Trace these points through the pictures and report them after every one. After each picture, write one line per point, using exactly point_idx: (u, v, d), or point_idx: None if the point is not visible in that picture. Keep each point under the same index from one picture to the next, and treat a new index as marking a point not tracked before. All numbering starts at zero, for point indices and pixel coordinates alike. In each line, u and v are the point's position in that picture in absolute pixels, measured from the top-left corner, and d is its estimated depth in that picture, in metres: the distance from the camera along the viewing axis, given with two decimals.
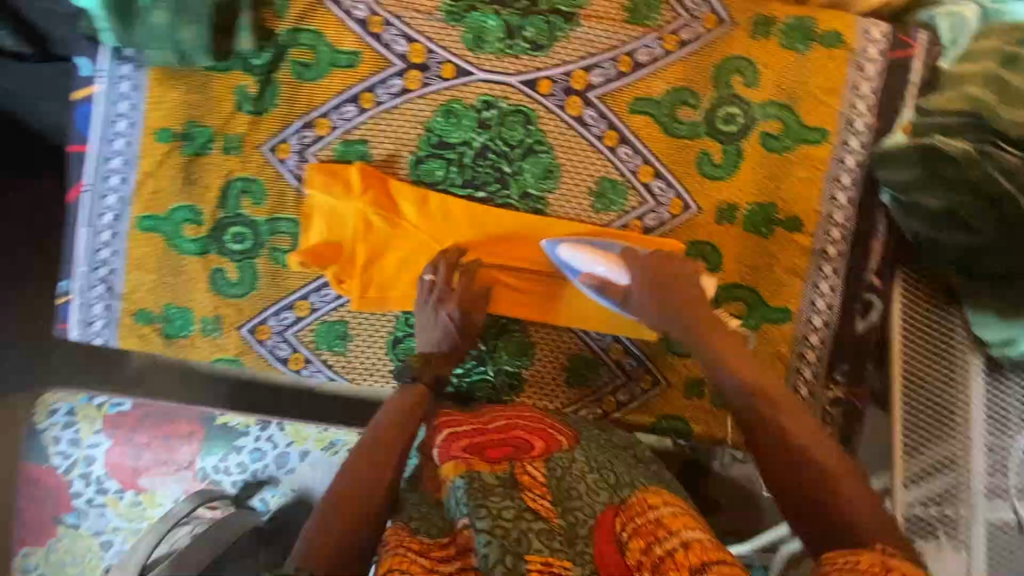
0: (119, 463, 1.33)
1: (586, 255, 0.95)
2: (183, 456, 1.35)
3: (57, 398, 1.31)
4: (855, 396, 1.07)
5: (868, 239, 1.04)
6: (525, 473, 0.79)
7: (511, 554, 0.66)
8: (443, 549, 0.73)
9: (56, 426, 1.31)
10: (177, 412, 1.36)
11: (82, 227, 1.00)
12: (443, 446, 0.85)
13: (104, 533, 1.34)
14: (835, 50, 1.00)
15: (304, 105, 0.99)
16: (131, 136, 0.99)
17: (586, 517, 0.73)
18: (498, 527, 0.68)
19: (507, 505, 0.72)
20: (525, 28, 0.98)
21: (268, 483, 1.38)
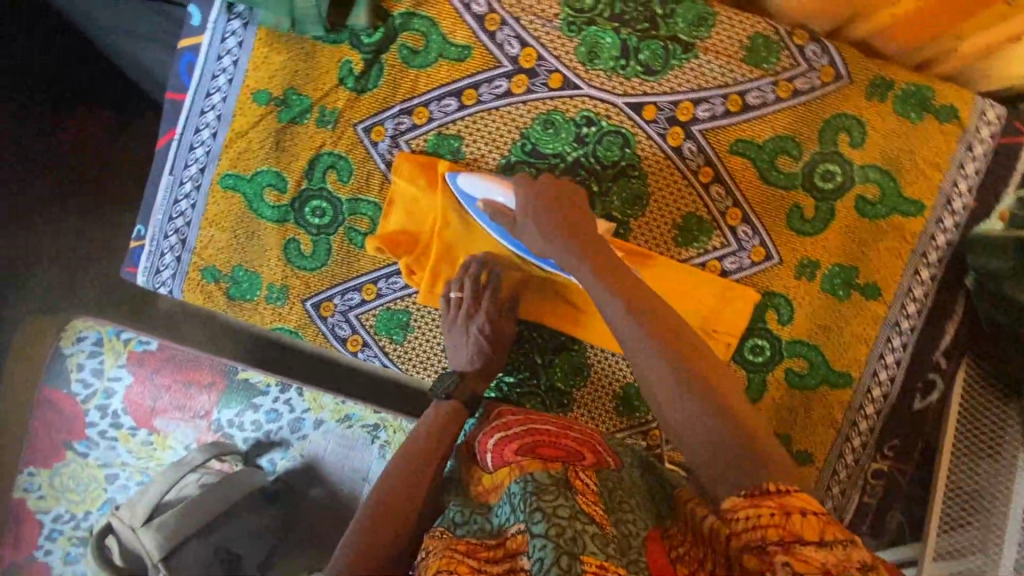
0: (138, 401, 1.36)
1: (483, 181, 0.94)
2: (200, 405, 1.37)
3: (87, 325, 1.38)
4: (899, 471, 1.07)
5: (943, 320, 1.03)
6: (577, 480, 0.75)
7: (567, 555, 0.61)
8: (493, 551, 0.70)
9: (83, 353, 1.37)
10: (200, 359, 1.39)
11: (166, 174, 1.01)
12: (496, 454, 0.84)
13: (111, 466, 1.34)
14: (946, 125, 0.98)
15: (405, 91, 0.98)
16: (229, 92, 0.98)
17: (638, 530, 0.69)
18: (553, 526, 0.64)
19: (561, 502, 0.68)
20: (641, 51, 0.96)
21: (280, 444, 1.37)
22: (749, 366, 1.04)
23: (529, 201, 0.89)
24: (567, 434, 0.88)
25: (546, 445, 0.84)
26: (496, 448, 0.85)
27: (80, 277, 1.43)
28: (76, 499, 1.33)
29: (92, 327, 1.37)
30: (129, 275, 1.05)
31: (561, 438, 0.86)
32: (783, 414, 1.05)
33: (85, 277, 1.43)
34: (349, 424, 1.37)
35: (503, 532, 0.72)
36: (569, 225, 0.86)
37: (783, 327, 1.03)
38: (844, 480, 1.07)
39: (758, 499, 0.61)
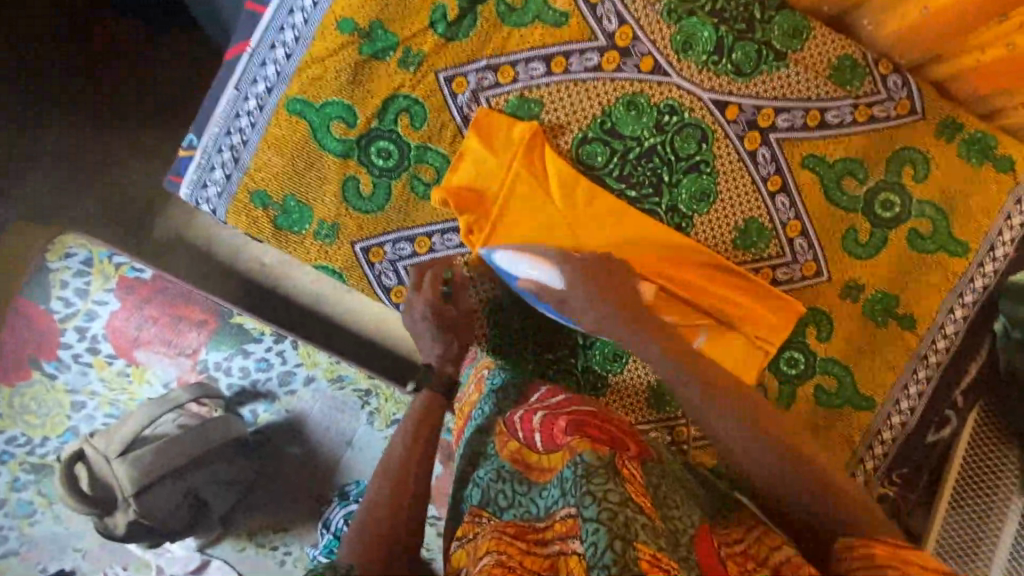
0: (121, 329, 1.25)
1: (520, 258, 0.95)
2: (189, 342, 1.27)
3: (77, 242, 1.23)
4: (902, 499, 1.11)
5: (967, 360, 1.07)
6: (626, 468, 0.65)
7: (619, 541, 0.53)
8: (541, 533, 0.64)
9: (67, 271, 1.23)
10: (193, 294, 1.26)
11: (231, 87, 0.95)
12: (546, 435, 0.74)
13: (80, 394, 1.25)
14: (1002, 175, 1.02)
15: (495, 47, 0.96)
16: (313, 14, 0.94)
17: (686, 527, 0.63)
18: (605, 511, 0.56)
19: (612, 487, 0.58)
20: (734, 51, 0.97)
21: (265, 397, 1.29)
22: (783, 377, 1.06)
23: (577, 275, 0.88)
24: (613, 419, 0.78)
25: (591, 428, 0.73)
26: (544, 429, 0.75)
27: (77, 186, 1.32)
28: (34, 422, 1.23)
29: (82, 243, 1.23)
30: (172, 185, 0.99)
31: (608, 423, 0.76)
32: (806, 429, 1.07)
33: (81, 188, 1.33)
34: (340, 385, 1.29)
35: (550, 514, 0.64)
36: (611, 288, 0.87)
37: (820, 343, 1.05)
38: None
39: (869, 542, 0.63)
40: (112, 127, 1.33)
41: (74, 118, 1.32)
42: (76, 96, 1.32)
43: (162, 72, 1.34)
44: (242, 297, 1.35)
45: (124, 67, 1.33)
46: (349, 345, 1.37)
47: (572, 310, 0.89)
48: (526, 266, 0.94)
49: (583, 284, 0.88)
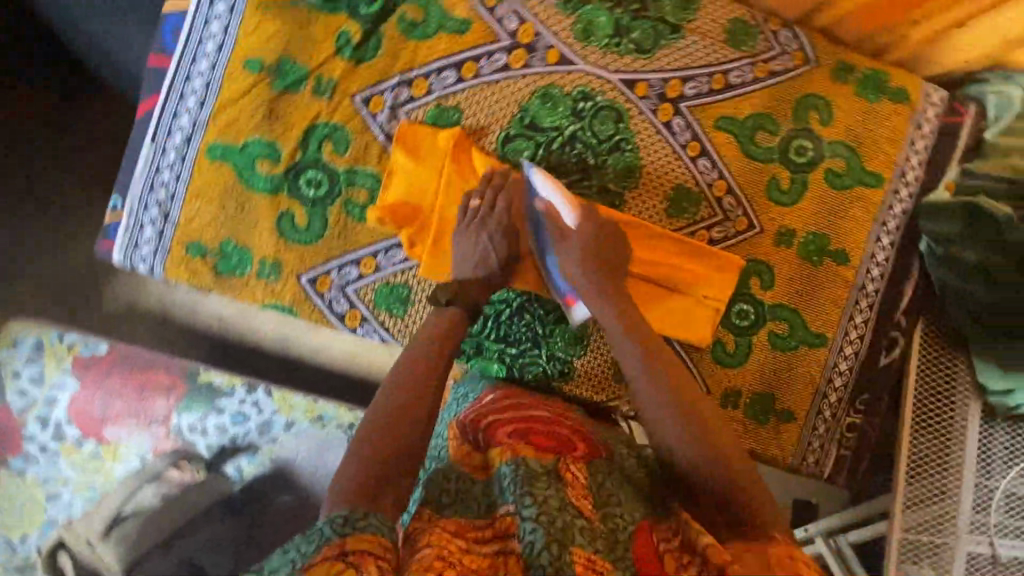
0: (83, 411, 1.21)
1: (552, 189, 0.95)
2: (158, 410, 1.23)
3: (25, 329, 1.22)
4: (870, 425, 1.15)
5: (902, 282, 1.14)
6: (568, 469, 0.74)
7: (557, 543, 0.63)
8: (483, 530, 0.69)
9: (20, 358, 1.21)
10: (155, 361, 1.24)
11: (148, 144, 0.95)
12: (489, 434, 0.82)
13: (52, 484, 1.22)
14: (899, 106, 1.09)
15: (405, 62, 0.98)
16: (217, 58, 0.94)
17: (626, 524, 0.69)
18: (545, 514, 0.65)
19: (551, 492, 0.69)
20: (632, 31, 1.01)
21: (247, 449, 1.24)
22: (736, 330, 1.11)
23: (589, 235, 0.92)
24: (561, 423, 0.86)
25: (535, 433, 0.81)
26: (488, 432, 0.83)
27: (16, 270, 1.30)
28: (12, 521, 1.21)
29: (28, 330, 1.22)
30: (104, 252, 0.98)
31: (557, 427, 0.84)
32: (768, 374, 1.12)
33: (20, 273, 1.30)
34: (322, 425, 1.25)
35: (492, 512, 0.71)
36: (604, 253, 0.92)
37: (765, 292, 1.11)
38: (823, 435, 1.15)
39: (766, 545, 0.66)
40: (36, 204, 1.29)
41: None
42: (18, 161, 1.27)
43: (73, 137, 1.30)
44: (207, 354, 1.34)
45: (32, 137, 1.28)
46: (324, 380, 1.36)
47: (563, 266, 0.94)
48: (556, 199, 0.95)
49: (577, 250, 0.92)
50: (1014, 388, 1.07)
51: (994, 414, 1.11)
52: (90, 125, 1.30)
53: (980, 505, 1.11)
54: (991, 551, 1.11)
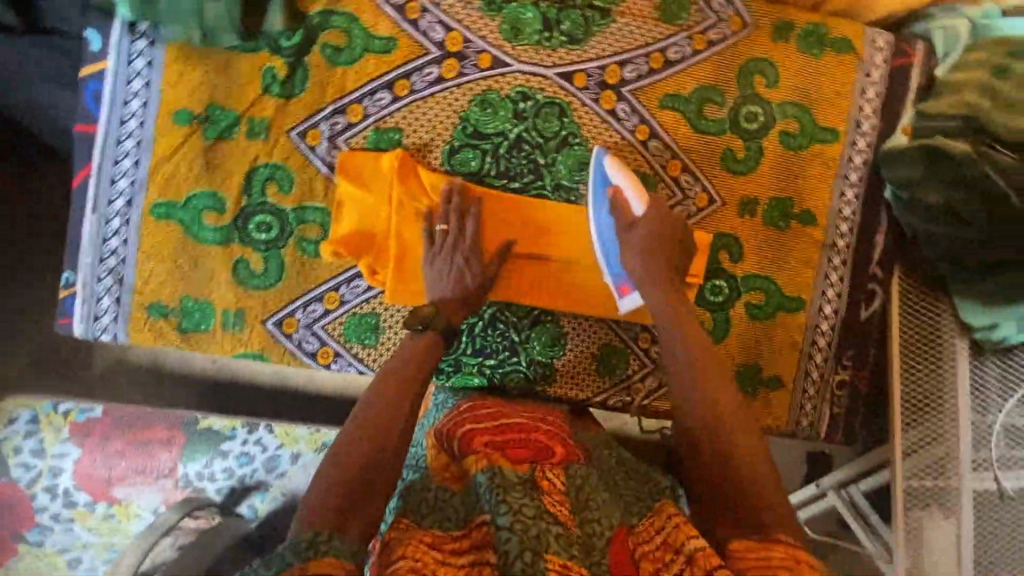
0: (90, 475, 1.21)
1: (625, 177, 0.98)
2: (162, 463, 1.23)
3: (17, 404, 1.21)
4: (859, 378, 1.15)
5: (872, 232, 1.12)
6: (545, 477, 0.74)
7: (530, 552, 0.62)
8: (457, 543, 0.69)
9: (17, 435, 1.20)
10: (153, 416, 1.25)
11: (90, 213, 0.93)
12: (465, 443, 0.82)
13: (71, 550, 1.23)
14: (845, 56, 1.07)
15: (336, 90, 0.96)
16: (145, 116, 0.93)
17: (603, 529, 0.70)
18: (517, 522, 0.64)
19: (527, 501, 0.67)
20: (561, 22, 0.99)
21: (257, 488, 1.26)
22: (712, 306, 1.09)
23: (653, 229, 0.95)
24: (539, 428, 0.86)
25: (514, 443, 0.80)
26: (463, 440, 0.83)
27: None
28: None
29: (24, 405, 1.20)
30: (65, 328, 0.97)
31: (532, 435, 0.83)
32: (750, 345, 1.11)
33: None
34: (327, 451, 1.27)
35: (468, 522, 0.71)
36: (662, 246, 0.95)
37: (735, 264, 1.09)
38: (814, 397, 1.14)
39: (769, 544, 0.67)
40: None
41: None
42: None
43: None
44: (201, 398, 1.32)
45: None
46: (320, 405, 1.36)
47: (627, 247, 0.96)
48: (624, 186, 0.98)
49: (644, 236, 0.95)
50: (997, 323, 1.06)
51: (983, 350, 1.10)
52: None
53: (980, 440, 1.08)
54: (999, 487, 1.07)
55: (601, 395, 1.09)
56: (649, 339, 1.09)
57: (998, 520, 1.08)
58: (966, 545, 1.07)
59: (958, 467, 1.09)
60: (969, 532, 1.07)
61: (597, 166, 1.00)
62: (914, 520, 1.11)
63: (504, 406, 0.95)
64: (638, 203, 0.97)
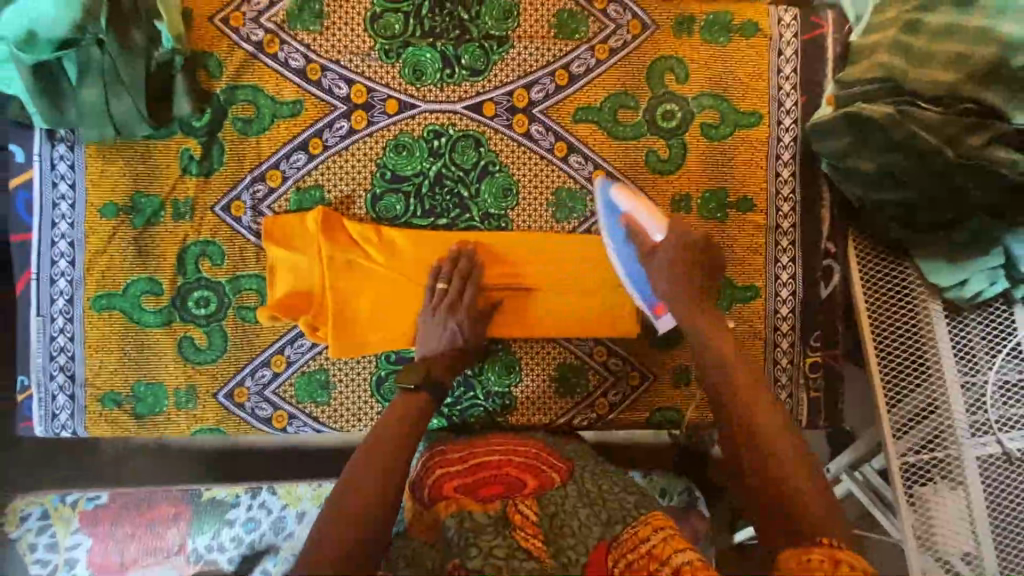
0: (105, 562, 1.21)
1: (634, 201, 0.98)
2: (172, 540, 1.23)
3: (27, 502, 1.22)
4: (833, 359, 1.10)
5: (816, 207, 1.10)
6: (517, 511, 0.76)
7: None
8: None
9: (32, 531, 1.21)
10: (157, 494, 1.26)
11: (34, 316, 0.96)
12: (435, 493, 0.82)
13: None
14: (754, 39, 1.06)
15: (253, 160, 0.98)
16: (75, 217, 0.97)
17: (578, 556, 0.70)
18: (490, 565, 0.69)
19: (497, 542, 0.71)
20: (461, 57, 1.01)
21: (268, 552, 1.23)
22: None
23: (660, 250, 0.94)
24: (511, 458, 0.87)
25: (485, 481, 0.83)
26: (433, 489, 0.83)
27: None
28: None
29: (32, 500, 1.22)
30: (26, 430, 0.98)
31: (504, 471, 0.85)
32: None
33: None
34: None
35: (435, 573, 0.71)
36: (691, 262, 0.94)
37: None
38: (788, 384, 1.09)
39: (809, 547, 0.63)
40: None
41: None
42: None
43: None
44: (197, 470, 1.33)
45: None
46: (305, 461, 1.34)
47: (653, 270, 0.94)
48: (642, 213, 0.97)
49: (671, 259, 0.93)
50: (967, 279, 1.02)
51: (958, 308, 1.05)
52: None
53: (973, 404, 1.02)
54: (1003, 450, 1.00)
55: (560, 419, 1.06)
56: (605, 352, 1.06)
57: (1009, 483, 1.00)
58: (978, 516, 0.99)
59: (956, 437, 1.02)
60: (980, 503, 1.00)
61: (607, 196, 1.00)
62: (921, 500, 1.02)
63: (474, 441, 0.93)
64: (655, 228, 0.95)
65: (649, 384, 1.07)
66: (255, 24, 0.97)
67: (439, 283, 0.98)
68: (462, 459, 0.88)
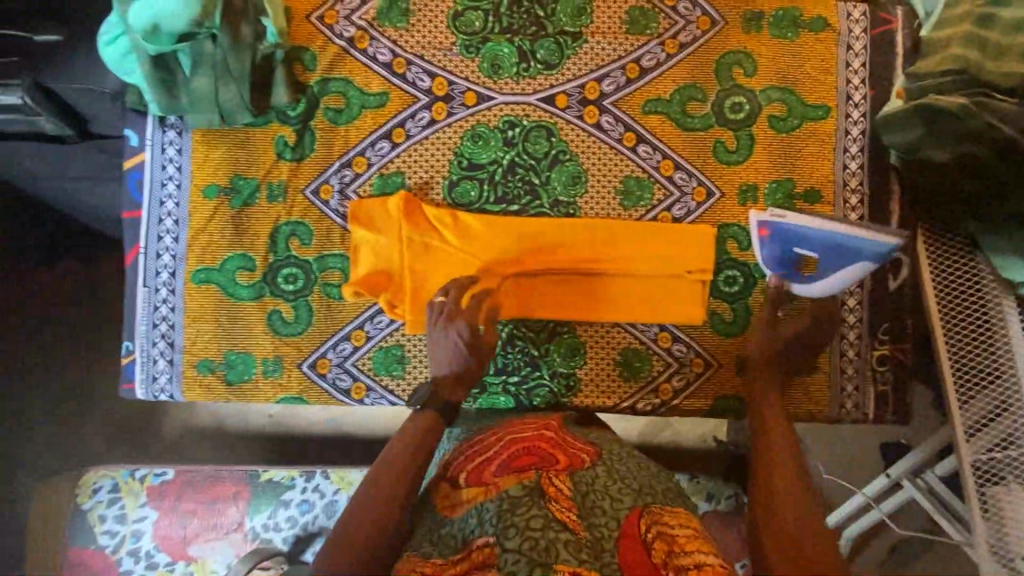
0: (168, 536, 1.26)
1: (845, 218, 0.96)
2: (231, 518, 1.28)
3: (99, 475, 1.28)
4: (901, 353, 1.09)
5: (884, 198, 1.10)
6: (552, 484, 0.80)
7: (540, 566, 0.70)
8: (459, 564, 0.75)
9: (101, 505, 1.26)
10: (219, 473, 1.30)
11: (141, 286, 1.05)
12: (471, 475, 0.84)
13: None
14: (822, 34, 1.08)
15: (341, 147, 1.06)
16: (181, 196, 1.05)
17: (611, 531, 0.75)
18: (528, 541, 0.72)
19: (534, 514, 0.75)
20: (537, 51, 1.06)
21: (320, 534, 1.28)
22: (728, 297, 1.08)
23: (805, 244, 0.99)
24: (542, 435, 0.90)
25: (519, 454, 0.85)
26: (470, 472, 0.85)
27: (83, 417, 1.47)
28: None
29: (105, 474, 1.28)
30: (128, 392, 1.07)
31: (533, 448, 0.86)
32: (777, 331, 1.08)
33: (86, 417, 1.47)
34: None
35: (467, 544, 0.77)
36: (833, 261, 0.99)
37: (745, 252, 1.08)
38: (853, 376, 1.09)
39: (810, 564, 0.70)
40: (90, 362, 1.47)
41: (56, 364, 1.46)
42: (76, 328, 1.47)
43: (99, 287, 1.48)
44: (259, 452, 1.47)
45: (68, 298, 1.47)
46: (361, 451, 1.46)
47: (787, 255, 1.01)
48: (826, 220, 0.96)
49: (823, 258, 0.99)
50: None
51: None
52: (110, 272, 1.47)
53: None
54: None
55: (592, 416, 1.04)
56: (669, 338, 1.08)
57: None
58: None
59: None
60: None
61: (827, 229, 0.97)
62: (994, 501, 1.00)
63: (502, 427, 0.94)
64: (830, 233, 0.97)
65: (713, 372, 1.08)
66: (348, 21, 1.05)
67: (438, 297, 1.01)
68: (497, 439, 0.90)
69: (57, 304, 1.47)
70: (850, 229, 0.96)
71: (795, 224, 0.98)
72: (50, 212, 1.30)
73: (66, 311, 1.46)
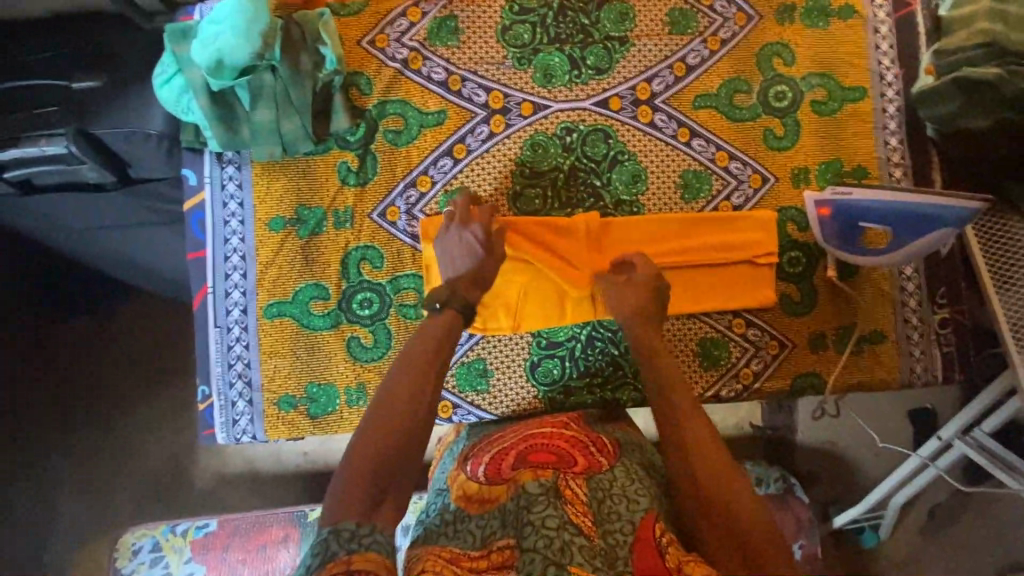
0: None
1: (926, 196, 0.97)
2: (284, 562, 1.19)
3: (139, 534, 1.21)
4: (960, 314, 1.13)
5: (926, 169, 1.14)
6: (568, 487, 0.77)
7: (554, 565, 0.67)
8: (476, 561, 0.72)
9: (143, 565, 1.19)
10: (266, 517, 1.25)
11: (213, 327, 1.03)
12: (491, 468, 0.85)
13: None
14: (851, 21, 1.14)
15: (403, 168, 1.06)
16: (245, 232, 1.04)
17: (625, 537, 0.72)
18: (541, 539, 0.70)
19: (550, 512, 0.72)
20: (587, 58, 1.09)
21: None
22: (793, 278, 1.11)
23: (880, 215, 1.00)
24: (561, 433, 0.90)
25: (536, 450, 0.86)
26: (489, 463, 0.86)
27: (123, 469, 1.40)
28: None
29: (145, 532, 1.20)
30: (209, 437, 1.05)
31: (550, 442, 0.88)
32: (842, 305, 1.12)
33: (125, 469, 1.40)
34: None
35: (487, 543, 0.75)
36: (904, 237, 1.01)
37: (806, 233, 1.11)
38: (920, 342, 1.13)
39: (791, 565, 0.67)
40: (130, 410, 1.41)
41: (96, 415, 1.40)
42: (115, 371, 1.41)
43: (128, 333, 1.41)
44: (301, 493, 1.41)
45: (94, 349, 1.41)
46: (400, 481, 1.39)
47: (860, 224, 1.01)
48: (910, 198, 0.98)
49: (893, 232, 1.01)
50: None
51: None
52: (134, 317, 1.41)
53: None
54: None
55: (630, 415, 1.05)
56: (743, 324, 1.10)
57: None
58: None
59: None
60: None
61: (910, 205, 0.98)
62: None
63: (522, 425, 0.96)
64: (911, 205, 0.98)
65: (788, 352, 1.11)
66: (399, 44, 1.06)
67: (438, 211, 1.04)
68: (519, 435, 0.91)
69: (90, 352, 1.40)
70: (918, 197, 0.97)
71: (856, 200, 0.99)
72: (76, 262, 1.24)
73: (103, 359, 1.41)
